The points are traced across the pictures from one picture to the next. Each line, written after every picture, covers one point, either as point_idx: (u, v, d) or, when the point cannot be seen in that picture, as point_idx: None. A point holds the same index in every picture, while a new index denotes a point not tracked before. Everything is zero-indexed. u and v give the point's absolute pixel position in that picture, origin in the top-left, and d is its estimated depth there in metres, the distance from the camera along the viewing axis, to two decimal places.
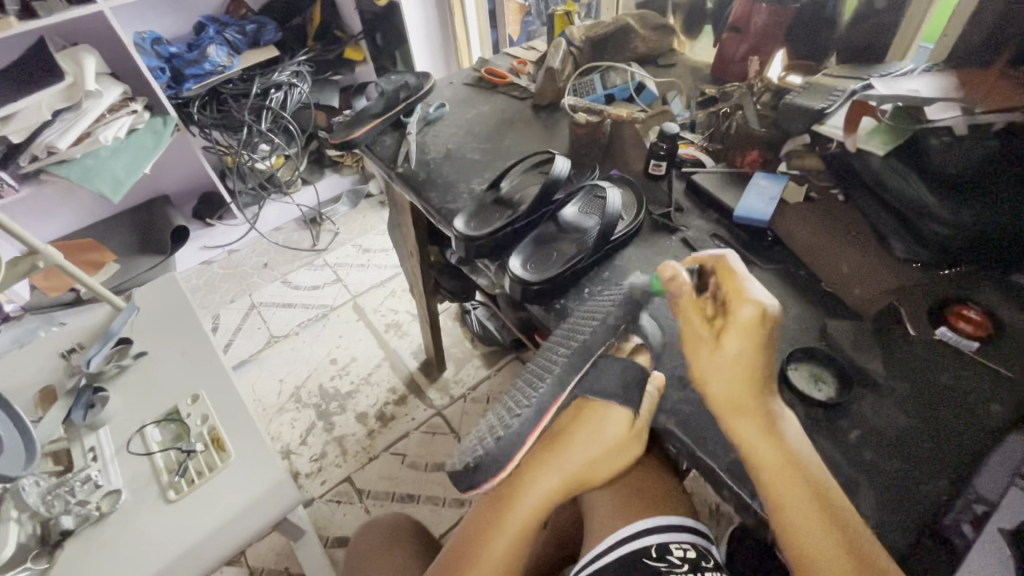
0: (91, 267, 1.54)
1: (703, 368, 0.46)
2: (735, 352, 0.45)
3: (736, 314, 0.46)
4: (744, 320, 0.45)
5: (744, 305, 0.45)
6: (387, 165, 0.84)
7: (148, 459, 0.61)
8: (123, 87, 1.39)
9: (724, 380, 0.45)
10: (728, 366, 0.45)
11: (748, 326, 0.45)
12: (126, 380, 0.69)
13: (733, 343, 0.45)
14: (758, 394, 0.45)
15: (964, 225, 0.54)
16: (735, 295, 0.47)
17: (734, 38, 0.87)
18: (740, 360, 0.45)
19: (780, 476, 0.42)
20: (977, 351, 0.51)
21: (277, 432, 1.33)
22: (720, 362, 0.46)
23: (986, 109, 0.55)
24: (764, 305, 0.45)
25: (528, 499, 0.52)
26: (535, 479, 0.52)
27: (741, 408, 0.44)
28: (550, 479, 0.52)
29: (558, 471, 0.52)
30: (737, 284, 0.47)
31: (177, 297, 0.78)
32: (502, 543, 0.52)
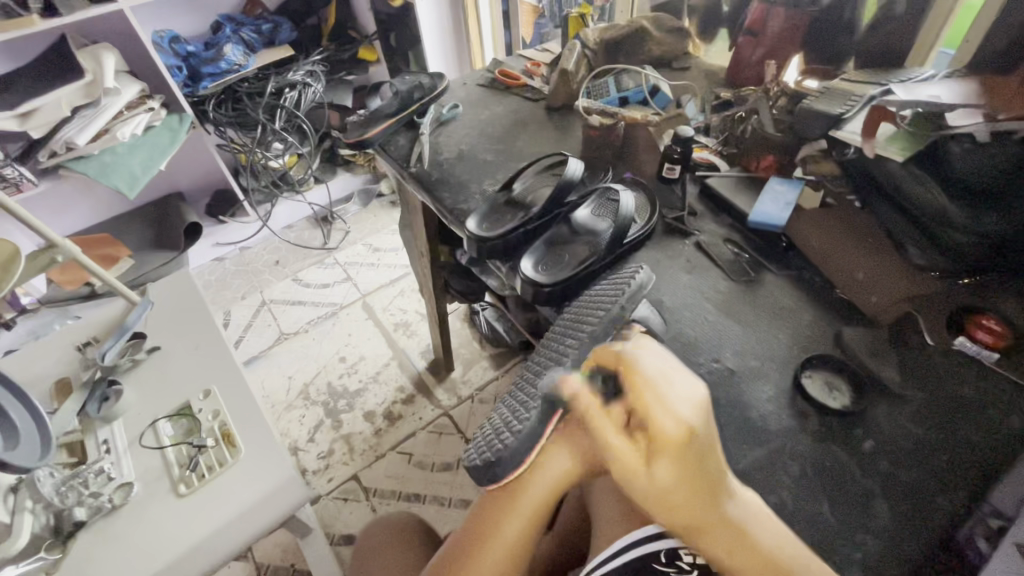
0: (106, 262, 1.56)
1: (639, 492, 0.41)
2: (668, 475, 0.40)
3: (659, 428, 0.40)
4: (671, 437, 0.40)
5: (664, 420, 0.40)
6: (400, 164, 0.85)
7: (160, 453, 0.62)
8: (140, 85, 1.41)
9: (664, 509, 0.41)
10: (664, 492, 0.40)
11: (666, 445, 0.40)
12: (141, 374, 0.70)
13: (664, 466, 0.40)
14: (712, 509, 0.40)
15: (985, 233, 0.53)
16: (651, 408, 0.41)
17: (751, 42, 0.86)
18: (678, 485, 0.40)
19: (749, 573, 0.39)
20: (997, 361, 0.50)
21: (286, 428, 1.34)
22: (650, 490, 0.40)
23: (1008, 116, 0.53)
24: (687, 419, 0.40)
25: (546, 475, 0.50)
26: (553, 455, 0.50)
27: (688, 524, 0.40)
28: (569, 455, 0.50)
29: (577, 448, 0.51)
30: (648, 385, 0.43)
31: (190, 293, 0.79)
32: (518, 522, 0.50)
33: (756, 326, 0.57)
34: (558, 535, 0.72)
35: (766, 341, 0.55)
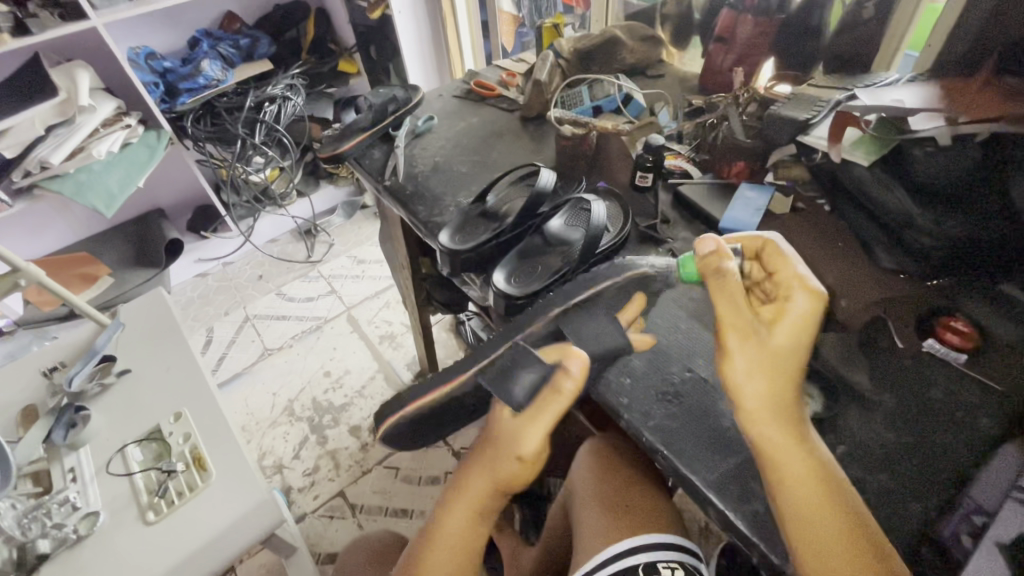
0: (84, 281, 1.54)
1: (747, 355, 0.43)
2: (781, 342, 0.43)
3: (792, 300, 0.44)
4: (800, 308, 0.43)
5: (797, 293, 0.44)
6: (375, 178, 0.84)
7: (128, 480, 0.60)
8: (116, 102, 1.39)
9: (761, 373, 0.43)
10: (773, 358, 0.43)
11: (798, 316, 0.43)
12: (110, 400, 0.68)
13: (783, 332, 0.43)
14: (789, 392, 0.43)
15: (949, 236, 0.54)
16: (791, 281, 0.45)
17: (722, 49, 0.87)
18: (786, 352, 0.43)
19: (806, 472, 0.40)
20: (966, 362, 0.51)
21: (270, 446, 1.32)
22: (766, 351, 0.43)
23: (969, 119, 0.54)
24: (817, 295, 0.44)
25: (449, 542, 0.50)
26: (456, 521, 0.50)
27: (774, 405, 0.42)
28: (469, 520, 0.51)
29: (477, 509, 0.51)
30: (787, 267, 0.46)
31: (163, 313, 0.77)
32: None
33: None
34: (543, 546, 0.74)
35: None
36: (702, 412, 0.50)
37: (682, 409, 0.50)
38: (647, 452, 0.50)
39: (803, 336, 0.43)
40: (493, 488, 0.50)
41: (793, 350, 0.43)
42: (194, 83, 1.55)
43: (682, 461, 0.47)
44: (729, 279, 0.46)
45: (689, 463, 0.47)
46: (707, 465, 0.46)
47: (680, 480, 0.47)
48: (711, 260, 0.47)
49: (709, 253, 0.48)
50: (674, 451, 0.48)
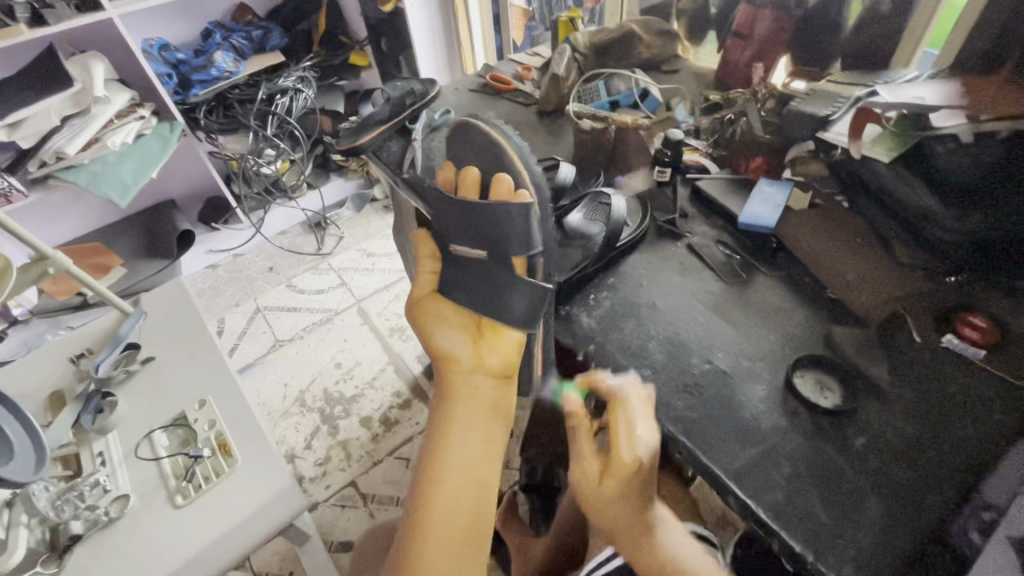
0: (98, 272, 1.55)
1: (594, 504, 0.48)
2: (615, 493, 0.46)
3: (619, 461, 0.46)
4: (624, 468, 0.46)
5: (621, 450, 0.46)
6: (393, 170, 0.85)
7: (156, 465, 0.61)
8: (130, 93, 1.40)
9: (604, 514, 0.47)
10: (612, 506, 0.47)
11: (617, 470, 0.46)
12: (136, 385, 0.69)
13: (614, 487, 0.46)
14: (633, 513, 0.47)
15: (971, 232, 0.55)
16: (621, 438, 0.47)
17: (739, 44, 0.87)
18: (622, 498, 0.46)
19: None
20: (985, 357, 0.51)
21: (283, 436, 1.35)
22: (597, 501, 0.47)
23: (992, 117, 0.54)
24: (642, 456, 0.46)
25: (451, 442, 0.54)
26: (451, 424, 0.55)
27: (623, 534, 0.47)
28: (465, 428, 0.54)
29: (456, 408, 0.56)
30: (621, 420, 0.47)
31: (185, 302, 0.78)
32: (444, 508, 0.51)
33: (749, 328, 0.57)
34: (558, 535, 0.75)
35: (758, 342, 0.56)
36: (723, 405, 0.51)
37: (701, 401, 0.51)
38: (666, 442, 0.51)
39: (631, 484, 0.46)
40: (447, 378, 0.57)
41: (625, 497, 0.47)
42: (206, 75, 1.56)
43: (705, 453, 0.48)
44: (581, 438, 0.50)
45: (712, 453, 0.48)
46: (729, 455, 0.47)
47: (699, 469, 0.48)
48: (573, 419, 0.50)
49: (571, 412, 0.50)
50: (695, 441, 0.49)
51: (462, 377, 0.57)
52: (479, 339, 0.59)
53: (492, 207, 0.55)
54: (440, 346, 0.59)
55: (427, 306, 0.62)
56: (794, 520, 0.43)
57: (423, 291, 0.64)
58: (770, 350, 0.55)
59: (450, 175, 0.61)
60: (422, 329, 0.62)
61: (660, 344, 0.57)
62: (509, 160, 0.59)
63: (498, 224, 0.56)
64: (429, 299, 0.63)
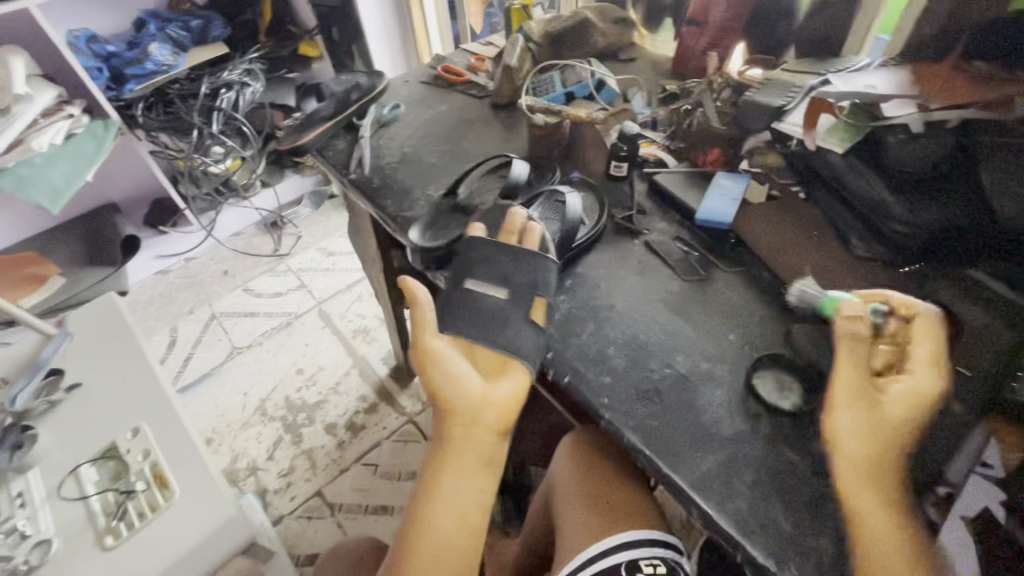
0: (32, 283, 1.44)
1: (840, 430, 0.41)
2: (897, 413, 0.40)
3: (914, 376, 0.41)
4: (904, 391, 0.41)
5: (917, 370, 0.41)
6: (340, 170, 0.80)
7: (83, 503, 0.56)
8: (57, 90, 1.29)
9: (856, 437, 0.41)
10: (858, 435, 0.41)
11: (921, 392, 0.41)
12: (60, 415, 0.63)
13: (895, 408, 0.41)
14: (886, 452, 0.40)
15: (924, 226, 0.54)
16: (933, 357, 0.42)
17: (694, 32, 0.86)
18: (904, 424, 0.41)
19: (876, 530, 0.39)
20: (938, 350, 0.51)
21: (243, 448, 1.29)
22: (876, 430, 0.40)
23: (940, 105, 0.55)
24: (942, 381, 0.41)
25: (443, 496, 0.48)
26: (443, 475, 0.48)
27: (873, 470, 0.40)
28: (462, 479, 0.48)
29: (454, 457, 0.48)
30: (920, 342, 0.43)
31: (116, 320, 0.72)
32: (427, 565, 0.47)
33: (709, 327, 0.56)
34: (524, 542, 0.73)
35: (718, 342, 0.55)
36: (683, 410, 0.49)
37: (661, 407, 0.50)
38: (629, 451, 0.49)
39: (916, 411, 0.41)
40: (444, 425, 0.49)
41: (903, 430, 0.41)
42: (140, 69, 1.45)
43: (668, 463, 0.46)
44: (850, 347, 0.43)
45: (673, 462, 0.46)
46: (691, 464, 0.46)
47: (661, 479, 0.46)
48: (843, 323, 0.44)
49: (850, 319, 0.44)
50: (656, 450, 0.47)
51: (461, 428, 0.48)
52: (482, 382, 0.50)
53: (529, 254, 0.54)
54: (437, 389, 0.48)
55: (422, 334, 0.49)
56: (756, 530, 0.42)
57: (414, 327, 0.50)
58: (730, 350, 0.54)
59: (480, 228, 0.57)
60: (416, 354, 0.50)
61: (619, 348, 0.55)
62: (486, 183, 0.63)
63: (531, 272, 0.54)
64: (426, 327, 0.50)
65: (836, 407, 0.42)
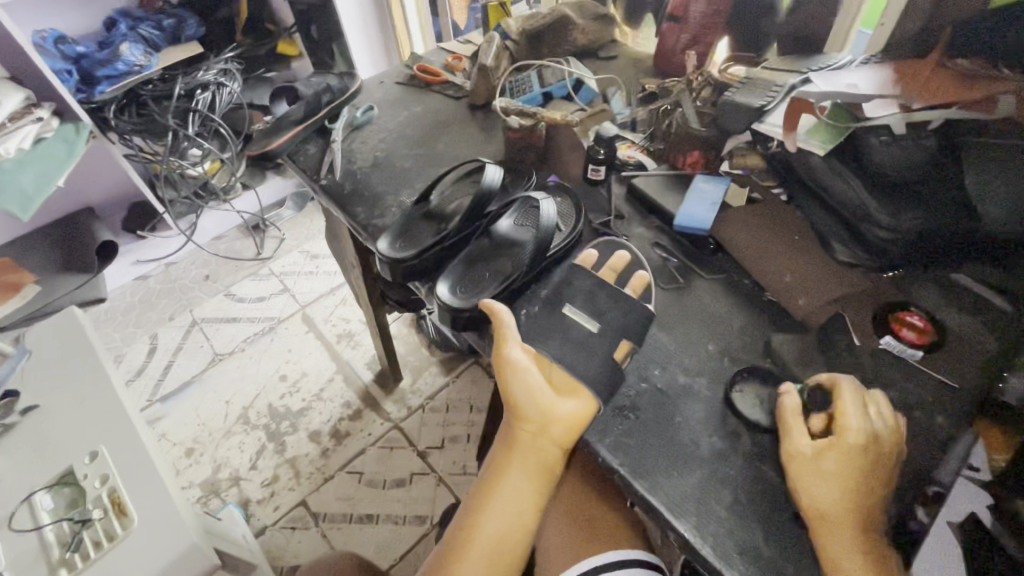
0: (4, 292, 1.40)
1: (806, 487, 0.41)
2: (837, 467, 0.41)
3: (848, 433, 0.42)
4: (850, 441, 0.42)
5: (852, 426, 0.43)
6: (310, 176, 0.78)
7: (37, 534, 0.53)
8: (24, 93, 1.25)
9: (819, 492, 0.41)
10: (831, 484, 0.41)
11: (849, 443, 0.42)
12: (14, 440, 0.60)
13: (832, 456, 0.42)
14: (852, 504, 0.40)
15: (907, 231, 0.52)
16: (849, 413, 0.44)
17: (674, 29, 0.83)
18: (855, 475, 0.41)
19: None
20: (921, 358, 0.50)
21: (225, 458, 1.26)
22: (827, 487, 0.41)
23: (921, 105, 0.54)
24: (878, 431, 0.43)
25: (500, 498, 0.47)
26: (503, 477, 0.47)
27: (836, 520, 0.39)
28: (522, 479, 0.47)
29: (518, 461, 0.47)
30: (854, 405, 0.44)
31: (77, 337, 0.69)
32: (477, 568, 0.46)
33: (689, 338, 0.54)
34: None
35: (696, 353, 0.53)
36: (660, 427, 0.47)
37: (637, 425, 0.48)
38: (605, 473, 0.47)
39: (859, 465, 0.41)
40: (513, 429, 0.48)
41: (862, 480, 0.41)
42: (112, 70, 1.40)
43: (643, 483, 0.44)
44: (790, 411, 0.45)
45: (649, 482, 0.44)
46: (669, 484, 0.44)
47: (637, 501, 0.44)
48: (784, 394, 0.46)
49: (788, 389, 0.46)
50: (633, 470, 0.45)
51: (529, 434, 0.47)
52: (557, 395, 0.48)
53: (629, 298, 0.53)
54: (509, 391, 0.48)
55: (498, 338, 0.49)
56: (733, 553, 0.41)
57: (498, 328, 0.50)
58: (709, 362, 0.52)
59: (589, 256, 0.58)
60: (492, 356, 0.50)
61: None
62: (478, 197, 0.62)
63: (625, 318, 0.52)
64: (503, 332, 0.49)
65: (792, 466, 0.42)
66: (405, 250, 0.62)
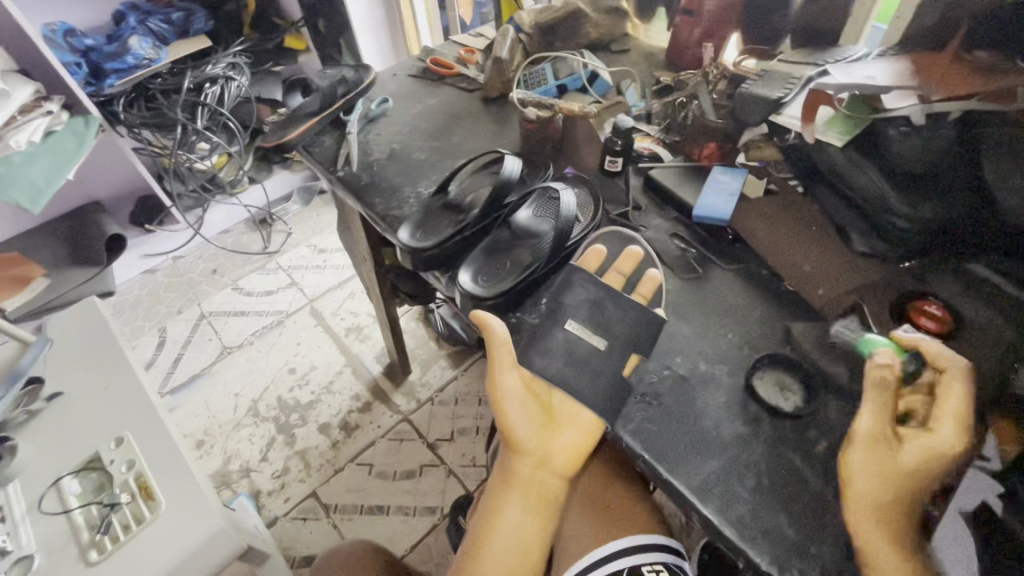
0: (14, 285, 1.40)
1: (872, 471, 0.41)
2: (917, 462, 0.40)
3: (941, 429, 0.41)
4: (945, 437, 0.40)
5: (945, 424, 0.41)
6: (327, 168, 0.78)
7: (65, 517, 0.54)
8: (34, 86, 1.25)
9: (887, 476, 0.40)
10: (904, 475, 0.40)
11: (937, 440, 0.41)
12: (40, 426, 0.61)
13: (915, 450, 0.40)
14: (909, 500, 0.40)
15: (923, 219, 0.52)
16: (947, 410, 0.42)
17: (688, 22, 0.84)
18: (925, 475, 0.40)
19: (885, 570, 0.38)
20: (938, 348, 0.49)
21: (235, 450, 1.27)
22: (879, 477, 0.40)
23: (943, 96, 0.53)
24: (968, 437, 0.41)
25: (502, 530, 0.51)
26: (504, 508, 0.52)
27: (887, 508, 0.40)
28: (523, 505, 0.52)
29: (519, 489, 0.52)
30: (958, 398, 0.42)
31: (97, 326, 0.70)
32: None
33: (708, 327, 0.55)
34: None
35: (716, 342, 0.53)
36: (681, 413, 0.48)
37: (660, 411, 0.49)
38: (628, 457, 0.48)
39: (936, 461, 0.40)
40: (511, 462, 0.52)
41: (928, 478, 0.41)
42: (122, 63, 1.40)
43: (667, 467, 0.45)
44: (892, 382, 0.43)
45: (672, 466, 0.45)
46: (692, 469, 0.45)
47: (661, 485, 0.45)
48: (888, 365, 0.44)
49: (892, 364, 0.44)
50: (656, 455, 0.46)
51: (528, 467, 0.52)
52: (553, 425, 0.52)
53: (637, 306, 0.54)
54: (506, 430, 0.51)
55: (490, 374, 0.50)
56: (758, 536, 0.41)
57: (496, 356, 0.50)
58: (729, 350, 0.53)
59: (596, 255, 0.59)
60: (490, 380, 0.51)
61: None
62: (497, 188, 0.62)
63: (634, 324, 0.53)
64: (498, 362, 0.50)
65: (866, 444, 0.42)
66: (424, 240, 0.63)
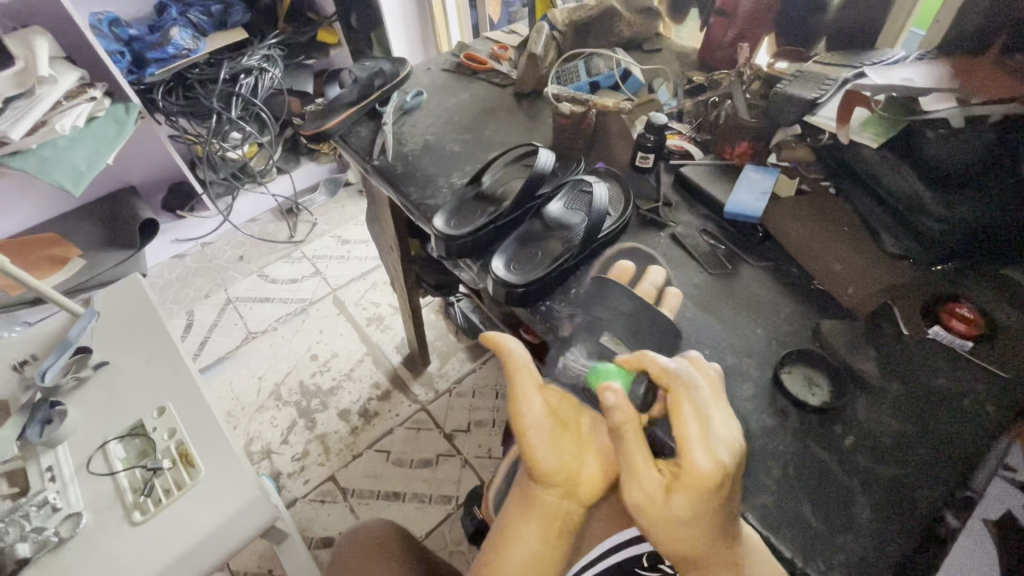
0: (53, 264, 1.45)
1: (645, 509, 0.38)
2: (686, 505, 0.36)
3: (691, 464, 0.36)
4: (697, 473, 0.36)
5: (693, 452, 0.37)
6: (362, 157, 0.80)
7: (111, 479, 0.57)
8: (79, 73, 1.29)
9: (660, 518, 0.37)
10: (677, 515, 0.37)
11: (695, 481, 0.36)
12: (87, 393, 0.64)
13: (683, 495, 0.36)
14: (698, 528, 0.37)
15: (961, 221, 0.53)
16: (684, 438, 0.37)
17: (723, 23, 0.84)
18: (699, 512, 0.36)
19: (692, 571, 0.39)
20: (970, 350, 0.50)
21: (257, 432, 1.30)
22: (667, 524, 0.37)
23: (982, 101, 0.53)
24: (722, 458, 0.36)
25: (515, 565, 0.42)
26: (519, 537, 0.43)
27: (662, 529, 0.38)
28: (541, 540, 0.43)
29: (537, 522, 0.43)
30: (687, 421, 0.38)
31: (141, 301, 0.73)
32: None
33: (735, 322, 0.55)
34: None
35: (744, 337, 0.54)
36: None
37: None
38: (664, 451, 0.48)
39: (707, 493, 0.36)
40: (531, 490, 0.44)
41: (701, 512, 0.36)
42: (162, 53, 1.44)
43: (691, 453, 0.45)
44: (618, 419, 0.38)
45: None
46: None
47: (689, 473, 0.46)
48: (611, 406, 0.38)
49: (612, 403, 0.38)
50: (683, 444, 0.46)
51: (553, 497, 0.43)
52: (584, 450, 0.45)
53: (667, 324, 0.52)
54: (532, 453, 0.43)
55: (517, 389, 0.44)
56: (783, 524, 0.42)
57: (514, 372, 0.44)
58: (756, 345, 0.53)
59: (629, 271, 0.57)
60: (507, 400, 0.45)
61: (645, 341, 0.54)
62: (531, 181, 0.63)
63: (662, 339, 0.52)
64: (522, 377, 0.44)
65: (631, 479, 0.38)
66: (460, 227, 0.64)
